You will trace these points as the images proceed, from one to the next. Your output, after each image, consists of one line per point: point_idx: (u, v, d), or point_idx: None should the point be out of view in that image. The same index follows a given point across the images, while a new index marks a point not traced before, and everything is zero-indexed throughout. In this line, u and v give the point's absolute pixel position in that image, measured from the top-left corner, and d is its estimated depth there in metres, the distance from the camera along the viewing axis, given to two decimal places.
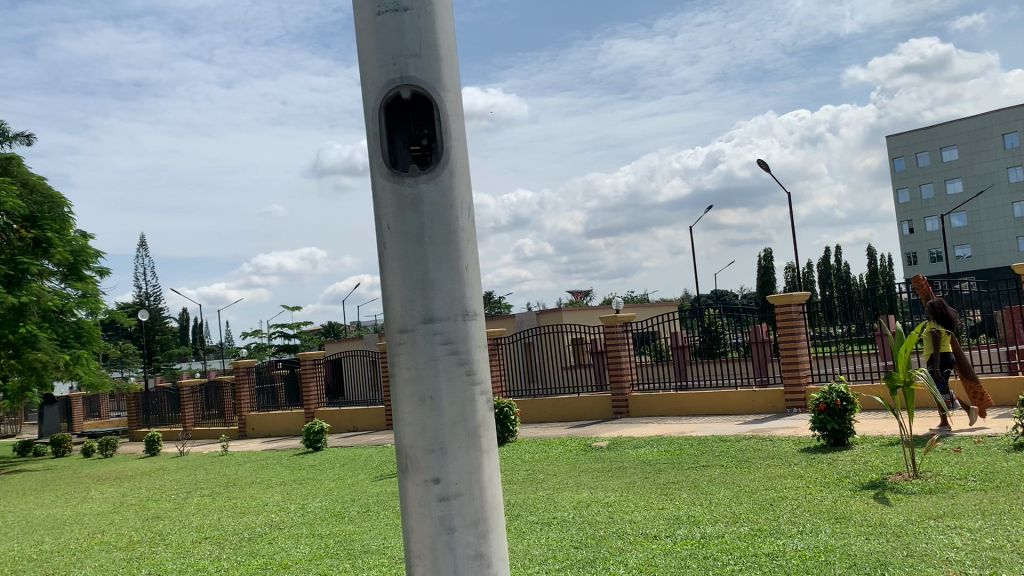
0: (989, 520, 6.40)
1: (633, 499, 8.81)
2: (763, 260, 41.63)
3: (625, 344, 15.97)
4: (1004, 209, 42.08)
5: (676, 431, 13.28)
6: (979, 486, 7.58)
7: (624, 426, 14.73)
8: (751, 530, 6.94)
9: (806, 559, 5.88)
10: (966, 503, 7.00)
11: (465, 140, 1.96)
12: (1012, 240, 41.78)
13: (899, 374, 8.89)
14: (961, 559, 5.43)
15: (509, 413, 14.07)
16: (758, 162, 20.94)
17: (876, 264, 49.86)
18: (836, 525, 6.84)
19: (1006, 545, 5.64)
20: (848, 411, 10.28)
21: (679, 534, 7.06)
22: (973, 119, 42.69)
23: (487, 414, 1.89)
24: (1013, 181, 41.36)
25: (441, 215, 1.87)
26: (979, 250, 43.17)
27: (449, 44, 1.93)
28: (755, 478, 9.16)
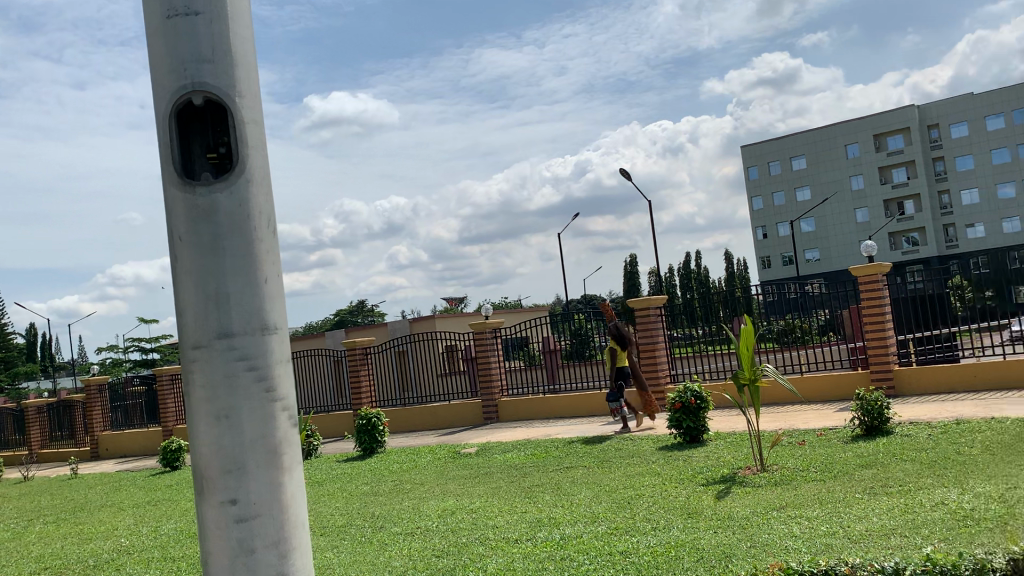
0: (825, 508, 6.81)
1: (498, 503, 8.88)
2: (628, 265, 42.76)
3: (494, 350, 16.08)
4: (848, 214, 45.01)
5: (543, 434, 13.48)
6: (819, 476, 8.06)
7: (494, 431, 14.83)
8: (609, 529, 7.12)
9: (658, 555, 6.07)
10: (806, 493, 7.42)
11: (264, 148, 1.91)
12: (855, 243, 44.69)
13: (745, 371, 9.40)
14: (797, 546, 5.75)
15: (378, 423, 13.91)
16: (622, 171, 21.68)
17: (734, 267, 52.21)
18: (688, 520, 7.10)
19: (839, 531, 6.00)
20: (703, 409, 10.71)
21: (540, 536, 7.15)
22: (819, 131, 45.58)
23: (290, 432, 1.84)
24: (856, 190, 44.37)
25: (237, 222, 1.81)
26: (826, 254, 45.84)
27: (246, 49, 1.88)
28: (615, 478, 9.39)
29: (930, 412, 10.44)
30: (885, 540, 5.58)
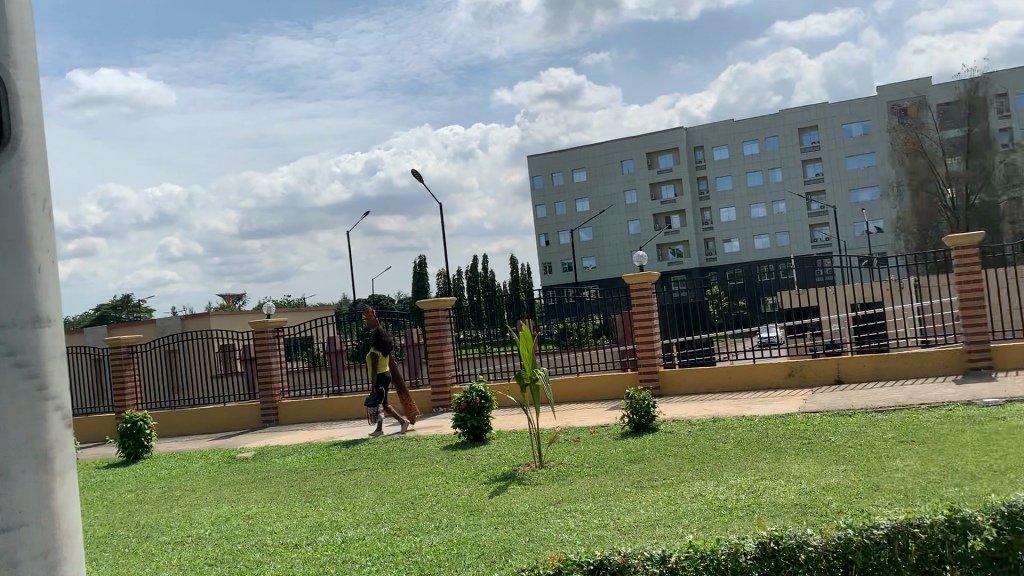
0: (597, 502, 7.21)
1: (277, 508, 8.59)
2: (416, 266, 42.87)
3: (276, 350, 15.57)
4: (623, 225, 47.82)
5: (326, 436, 13.21)
6: (592, 471, 8.51)
7: (273, 434, 14.33)
8: (391, 529, 7.11)
9: (439, 553, 6.14)
10: (579, 489, 7.81)
11: (40, 125, 1.75)
12: (628, 253, 47.55)
13: (527, 371, 9.74)
14: (572, 539, 6.04)
15: (145, 427, 13.01)
16: (413, 172, 21.76)
17: (518, 273, 53.84)
18: (469, 518, 7.24)
19: (610, 523, 6.37)
20: (486, 409, 10.97)
21: (320, 540, 7.01)
22: (598, 146, 48.12)
23: (62, 434, 1.70)
24: (630, 203, 47.27)
25: (6, 203, 1.65)
26: (602, 262, 48.41)
27: (23, 16, 1.72)
28: (398, 479, 9.39)
29: (691, 410, 11.33)
30: (649, 531, 5.99)
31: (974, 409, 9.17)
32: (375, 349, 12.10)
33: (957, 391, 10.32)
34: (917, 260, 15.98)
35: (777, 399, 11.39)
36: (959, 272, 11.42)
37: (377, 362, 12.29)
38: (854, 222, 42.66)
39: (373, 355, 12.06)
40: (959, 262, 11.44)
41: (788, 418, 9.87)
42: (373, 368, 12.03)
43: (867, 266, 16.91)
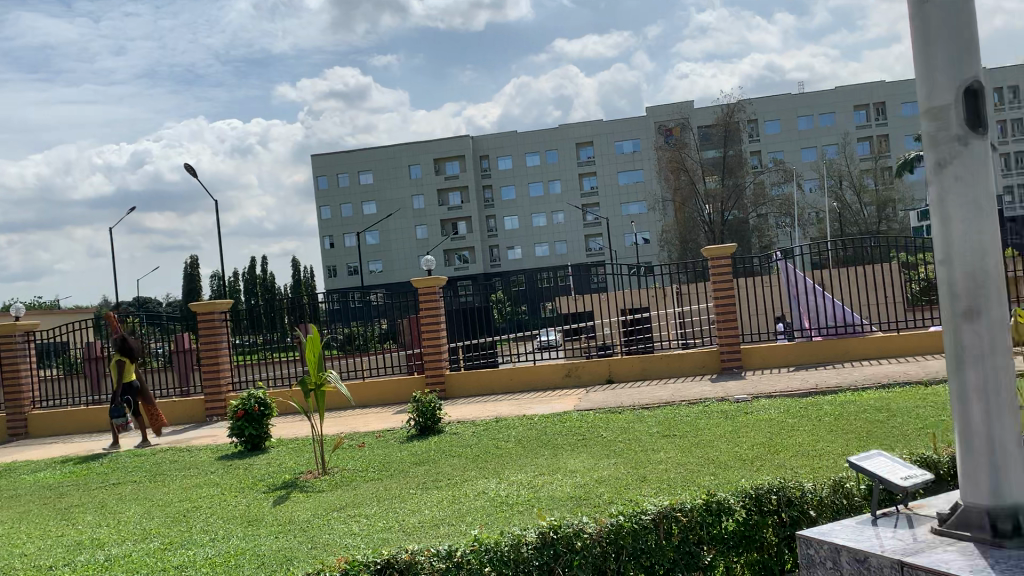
0: (381, 505, 7.20)
1: (27, 529, 7.80)
2: (189, 267, 40.45)
3: (25, 358, 14.07)
4: (408, 230, 47.88)
5: (85, 450, 12.15)
6: (376, 475, 8.48)
7: (21, 449, 12.97)
8: (161, 545, 6.68)
9: (215, 566, 5.86)
10: (363, 493, 7.75)
11: None
12: (413, 258, 47.65)
13: (311, 376, 9.51)
14: (356, 543, 5.98)
15: None
16: (187, 168, 20.56)
17: (300, 275, 52.31)
18: (248, 528, 6.96)
19: (395, 525, 6.38)
20: (266, 416, 10.60)
21: (79, 560, 6.44)
22: (384, 150, 47.90)
23: None
24: (416, 208, 47.45)
25: None
26: (387, 267, 48.16)
27: None
28: (169, 491, 8.84)
29: (474, 411, 11.58)
30: (434, 530, 6.07)
31: (726, 404, 10.11)
32: (120, 356, 11.37)
33: (712, 388, 11.31)
34: (679, 270, 17.32)
35: (555, 399, 11.92)
36: (714, 279, 12.53)
37: (121, 370, 11.55)
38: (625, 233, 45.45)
39: (118, 362, 11.32)
40: (714, 271, 12.54)
41: (565, 417, 10.35)
42: (117, 376, 11.29)
43: (635, 274, 18.11)
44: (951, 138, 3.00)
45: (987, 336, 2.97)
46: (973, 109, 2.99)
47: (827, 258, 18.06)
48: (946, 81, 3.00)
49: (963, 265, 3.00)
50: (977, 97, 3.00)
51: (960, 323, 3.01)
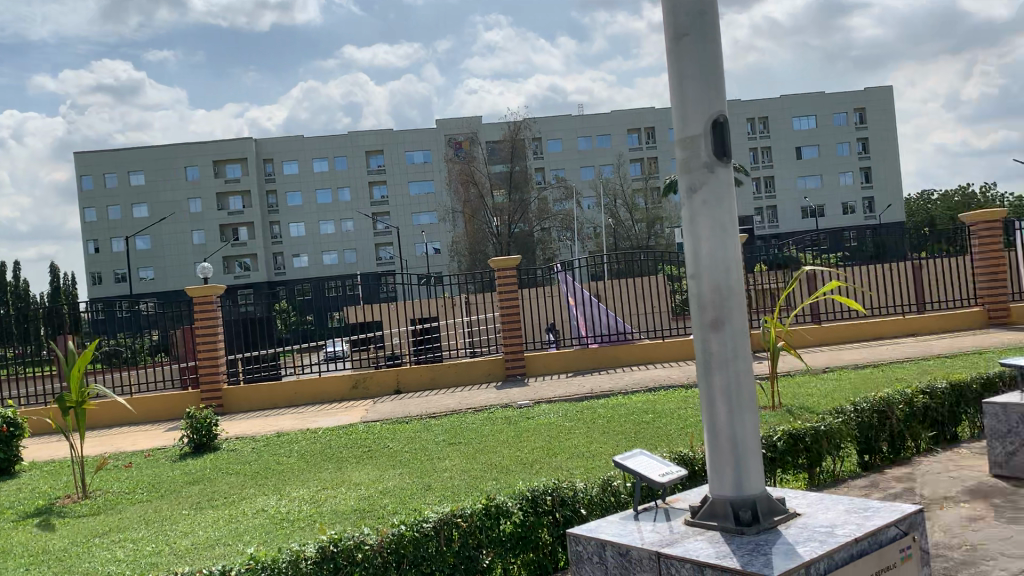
0: (151, 528, 6.76)
1: None
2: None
3: None
4: (185, 235, 45.22)
5: None
6: (145, 497, 7.94)
7: None
8: None
9: None
10: (130, 516, 7.23)
11: None
12: (190, 265, 45.03)
13: (71, 394, 8.73)
14: (119, 571, 5.57)
15: None
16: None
17: (58, 282, 47.83)
18: None
19: (164, 549, 6.00)
20: (15, 437, 9.61)
21: None
22: (158, 149, 45.02)
23: None
24: (193, 212, 44.95)
25: None
26: (161, 274, 45.14)
27: None
28: None
29: (256, 426, 11.17)
30: (208, 551, 5.79)
31: (510, 411, 10.43)
32: None
33: (497, 395, 11.62)
34: (467, 280, 17.67)
35: (340, 411, 11.74)
36: (499, 290, 12.88)
37: None
38: (414, 243, 45.59)
39: None
40: (500, 282, 12.90)
41: (351, 429, 10.23)
42: None
43: (424, 284, 18.24)
44: (702, 165, 3.32)
45: (730, 345, 3.30)
46: (718, 140, 3.32)
47: (604, 270, 19.11)
48: (697, 113, 3.32)
49: (711, 279, 3.31)
50: (723, 129, 3.34)
51: (708, 332, 3.32)
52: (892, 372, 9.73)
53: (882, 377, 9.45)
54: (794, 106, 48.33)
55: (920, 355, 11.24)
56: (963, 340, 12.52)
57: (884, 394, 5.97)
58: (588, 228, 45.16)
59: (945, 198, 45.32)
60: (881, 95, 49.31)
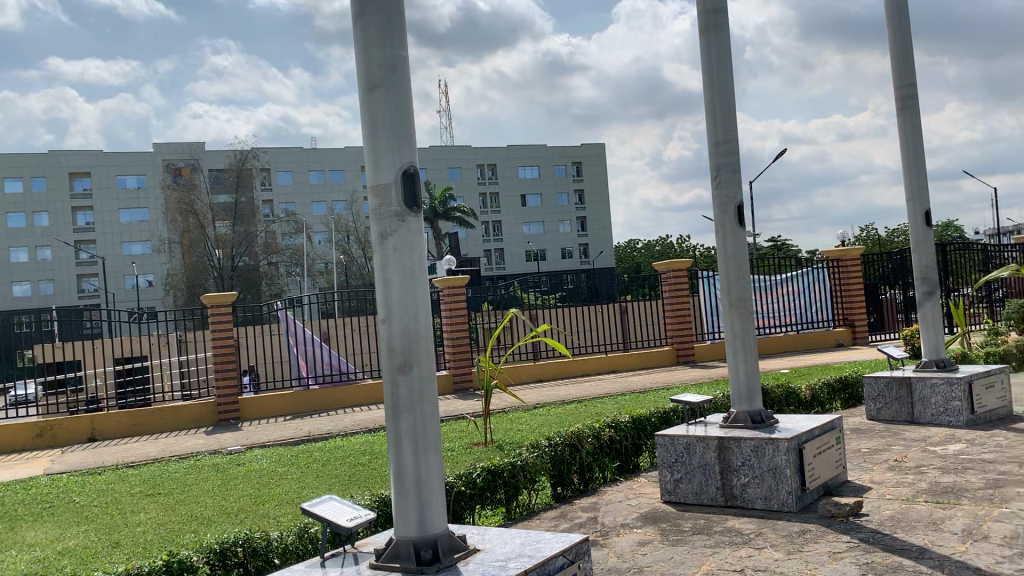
0: None
1: None
2: None
3: None
4: None
5: None
6: None
7: None
8: None
9: None
10: None
11: None
12: None
13: None
14: None
15: None
16: None
17: None
18: None
19: None
20: None
21: None
22: None
23: None
24: None
25: None
26: None
27: None
28: None
29: None
30: None
31: (219, 457, 9.89)
32: None
33: (206, 441, 10.97)
34: (182, 317, 16.64)
35: (21, 463, 10.47)
36: (213, 329, 12.24)
37: None
38: (125, 275, 42.17)
39: None
40: (214, 320, 12.26)
41: (32, 483, 9.16)
42: None
43: (133, 321, 16.91)
44: (392, 214, 3.40)
45: (417, 388, 3.38)
46: (409, 189, 3.42)
47: (330, 309, 18.90)
48: (388, 163, 3.40)
49: (400, 323, 3.38)
50: (413, 179, 3.45)
51: (395, 376, 3.37)
52: (593, 407, 10.48)
53: (583, 412, 10.13)
54: (519, 155, 51.07)
55: (618, 391, 12.20)
56: (655, 377, 13.80)
57: (576, 429, 6.41)
58: (318, 264, 44.42)
59: (648, 246, 49.96)
60: (595, 151, 53.51)
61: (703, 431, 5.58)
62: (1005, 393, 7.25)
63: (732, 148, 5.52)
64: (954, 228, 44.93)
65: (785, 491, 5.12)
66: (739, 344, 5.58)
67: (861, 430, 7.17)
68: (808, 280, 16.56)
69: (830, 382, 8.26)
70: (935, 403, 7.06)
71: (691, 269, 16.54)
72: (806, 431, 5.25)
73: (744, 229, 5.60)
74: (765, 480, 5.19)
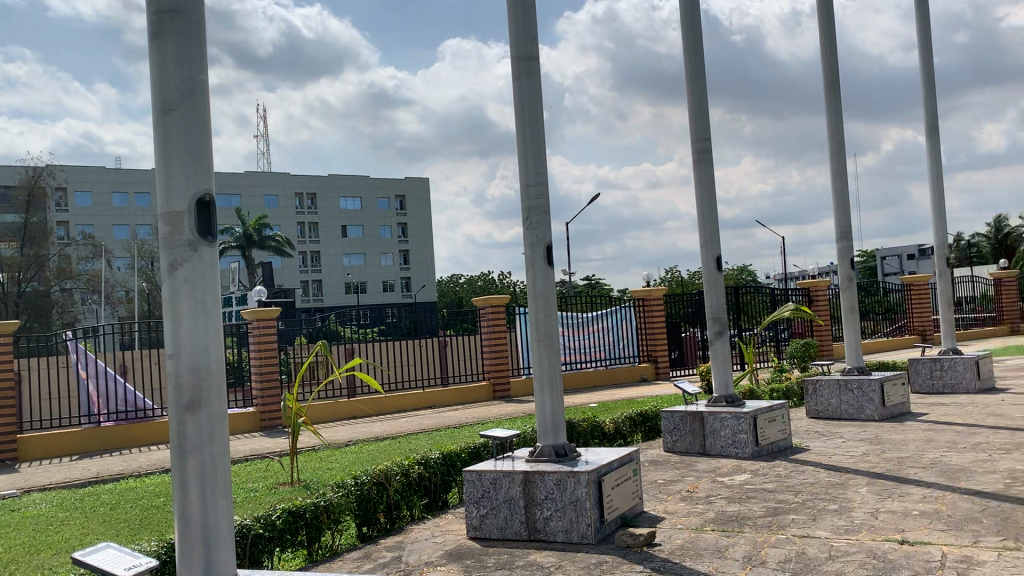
0: None
1: None
2: None
3: None
4: None
5: None
6: None
7: None
8: None
9: None
10: None
11: None
12: None
13: None
14: None
15: None
16: None
17: None
18: None
19: None
20: None
21: None
22: None
23: None
24: None
25: None
26: None
27: None
28: None
29: None
30: None
31: None
32: None
33: None
34: None
35: None
36: None
37: None
38: None
39: None
40: None
41: None
42: None
43: None
44: (183, 243, 3.23)
45: (207, 428, 3.21)
46: (203, 219, 3.27)
47: (131, 340, 17.75)
48: (181, 190, 3.24)
49: (190, 359, 3.20)
50: (208, 208, 3.31)
51: (183, 416, 3.18)
52: (405, 444, 10.36)
53: (395, 449, 10.01)
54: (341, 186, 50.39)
55: (433, 426, 12.15)
56: (469, 412, 13.86)
57: (384, 467, 6.31)
58: (119, 291, 41.68)
59: (470, 281, 50.53)
60: (419, 185, 53.76)
61: (509, 466, 5.66)
62: (786, 426, 7.84)
63: (541, 191, 5.71)
64: (749, 274, 48.60)
65: (585, 523, 5.27)
66: (546, 380, 5.71)
67: (658, 462, 7.52)
68: (617, 317, 17.30)
69: (632, 416, 8.61)
70: (724, 435, 7.53)
71: (509, 305, 16.84)
72: (605, 464, 5.44)
73: (552, 268, 5.78)
74: (566, 512, 5.32)
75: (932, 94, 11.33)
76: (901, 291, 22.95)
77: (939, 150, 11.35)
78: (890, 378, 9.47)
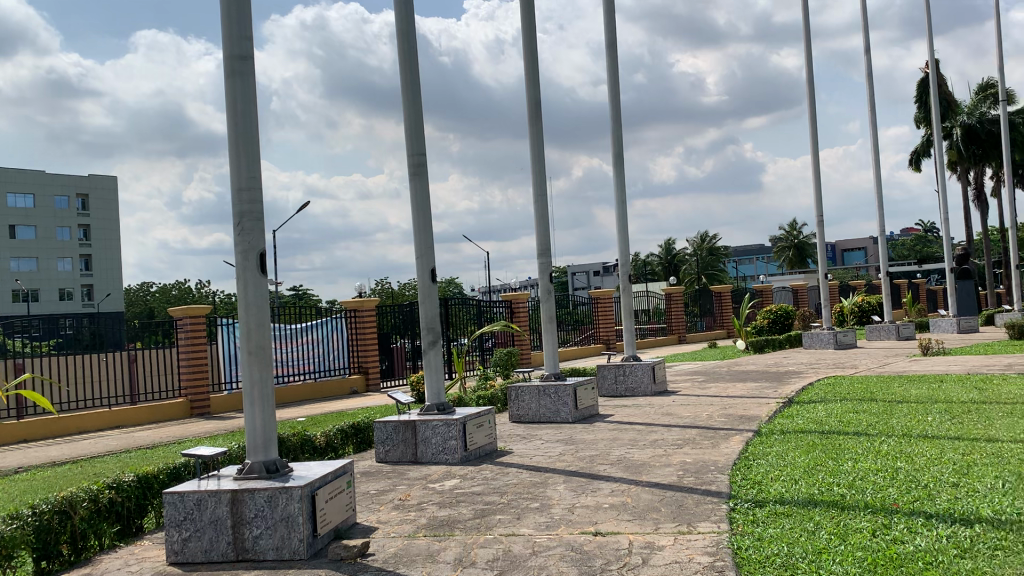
0: None
1: None
2: None
3: None
4: None
5: None
6: None
7: None
8: None
9: None
10: None
11: None
12: None
13: None
14: None
15: None
16: None
17: None
18: None
19: None
20: None
21: None
22: None
23: None
24: None
25: None
26: None
27: None
28: None
29: None
30: None
31: None
32: None
33: None
34: None
35: None
36: None
37: None
38: None
39: None
40: None
41: None
42: None
43: None
44: None
45: None
46: None
47: None
48: None
49: None
50: None
51: None
52: (89, 468, 9.40)
53: (78, 474, 9.04)
54: (9, 180, 44.51)
55: (123, 448, 11.15)
56: (164, 431, 12.91)
57: (68, 493, 5.70)
58: None
59: (163, 290, 46.96)
60: (106, 184, 49.05)
61: (215, 485, 5.37)
62: (492, 431, 8.22)
63: (255, 196, 5.53)
64: (454, 286, 50.07)
65: (296, 539, 5.14)
66: (257, 393, 5.51)
67: (370, 473, 7.53)
68: (327, 329, 17.07)
69: (343, 428, 8.53)
70: (435, 443, 7.74)
71: (210, 315, 15.95)
72: (318, 478, 5.36)
73: (266, 277, 5.58)
74: (277, 530, 5.15)
75: (619, 126, 12.53)
76: (589, 305, 24.99)
77: (623, 178, 12.58)
78: (582, 384, 10.31)
